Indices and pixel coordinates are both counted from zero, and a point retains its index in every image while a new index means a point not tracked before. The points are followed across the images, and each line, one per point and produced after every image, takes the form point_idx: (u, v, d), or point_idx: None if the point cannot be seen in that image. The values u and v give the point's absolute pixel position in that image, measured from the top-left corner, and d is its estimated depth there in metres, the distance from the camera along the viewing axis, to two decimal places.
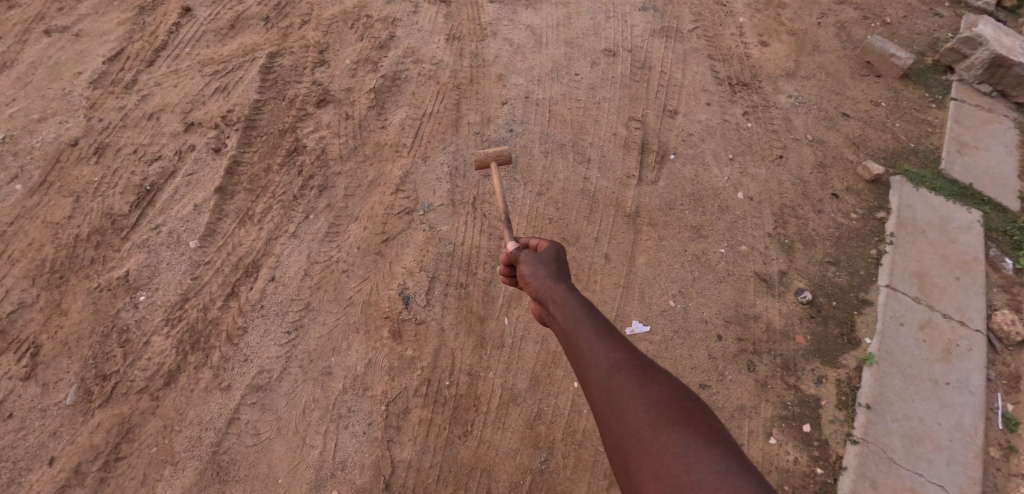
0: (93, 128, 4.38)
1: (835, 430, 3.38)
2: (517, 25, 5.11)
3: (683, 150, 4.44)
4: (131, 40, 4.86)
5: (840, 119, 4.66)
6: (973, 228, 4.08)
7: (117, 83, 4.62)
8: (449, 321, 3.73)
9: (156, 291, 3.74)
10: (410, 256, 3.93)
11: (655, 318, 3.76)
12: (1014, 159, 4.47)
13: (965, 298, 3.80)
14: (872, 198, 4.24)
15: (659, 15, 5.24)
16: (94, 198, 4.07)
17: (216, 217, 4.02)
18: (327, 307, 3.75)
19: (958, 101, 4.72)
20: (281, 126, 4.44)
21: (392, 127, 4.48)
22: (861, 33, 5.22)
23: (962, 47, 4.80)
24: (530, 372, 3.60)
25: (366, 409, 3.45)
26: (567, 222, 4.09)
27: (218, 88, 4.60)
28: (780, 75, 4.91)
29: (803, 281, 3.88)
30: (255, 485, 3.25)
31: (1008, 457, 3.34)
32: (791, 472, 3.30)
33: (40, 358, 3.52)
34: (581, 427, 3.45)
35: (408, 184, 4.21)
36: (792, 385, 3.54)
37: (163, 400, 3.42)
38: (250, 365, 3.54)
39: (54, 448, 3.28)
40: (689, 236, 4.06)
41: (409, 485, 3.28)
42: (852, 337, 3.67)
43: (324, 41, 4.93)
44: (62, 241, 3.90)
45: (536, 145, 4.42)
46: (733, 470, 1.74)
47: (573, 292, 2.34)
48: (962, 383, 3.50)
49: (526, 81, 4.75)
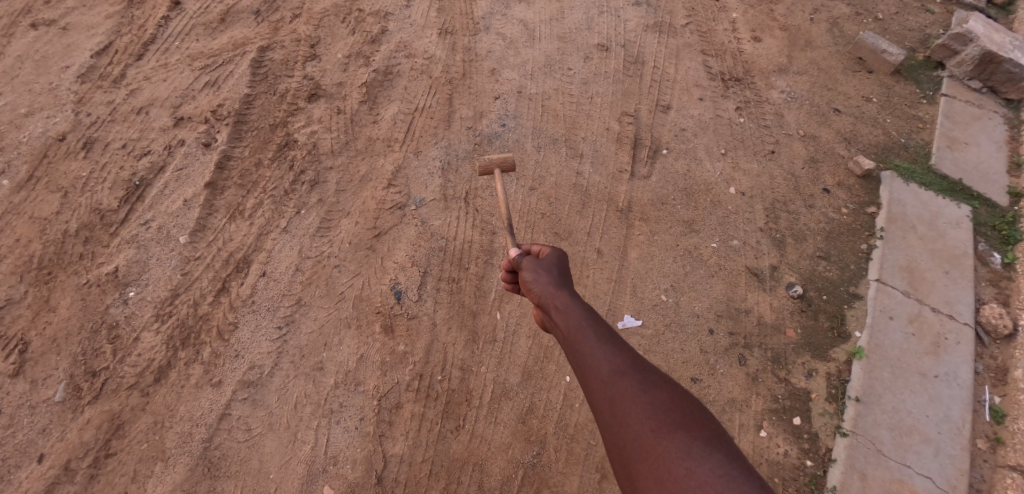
0: (81, 122, 4.34)
1: (824, 423, 3.41)
2: (510, 19, 5.10)
3: (676, 145, 4.45)
4: (119, 33, 4.82)
5: (831, 114, 4.68)
6: (963, 222, 4.11)
7: (106, 77, 4.58)
8: (441, 316, 3.72)
9: (146, 287, 3.72)
10: (402, 252, 3.92)
11: (646, 313, 3.77)
12: (1004, 155, 4.49)
13: (954, 292, 3.83)
14: (862, 193, 4.26)
15: (652, 10, 5.24)
16: (83, 194, 4.03)
17: (206, 212, 4.00)
18: (319, 302, 3.73)
19: (948, 97, 4.75)
20: (272, 120, 4.41)
21: (384, 122, 4.46)
22: (853, 29, 5.23)
23: (953, 44, 4.83)
24: (522, 367, 3.60)
25: (358, 404, 3.45)
26: (559, 217, 4.09)
27: (208, 82, 4.57)
28: (772, 71, 4.92)
29: (794, 275, 3.90)
30: (245, 481, 3.24)
31: (995, 448, 3.38)
32: (781, 464, 3.32)
33: (28, 354, 3.49)
34: (573, 421, 3.46)
35: (400, 180, 4.20)
36: (782, 379, 3.56)
37: (153, 397, 3.40)
38: (241, 361, 3.53)
39: (43, 445, 3.26)
40: (681, 231, 4.07)
41: (402, 480, 3.28)
42: (842, 330, 3.69)
43: (315, 35, 4.90)
44: (50, 236, 3.86)
45: (529, 139, 4.41)
46: (736, 475, 1.74)
47: (576, 299, 2.34)
48: (950, 375, 3.53)
49: (518, 76, 4.74)
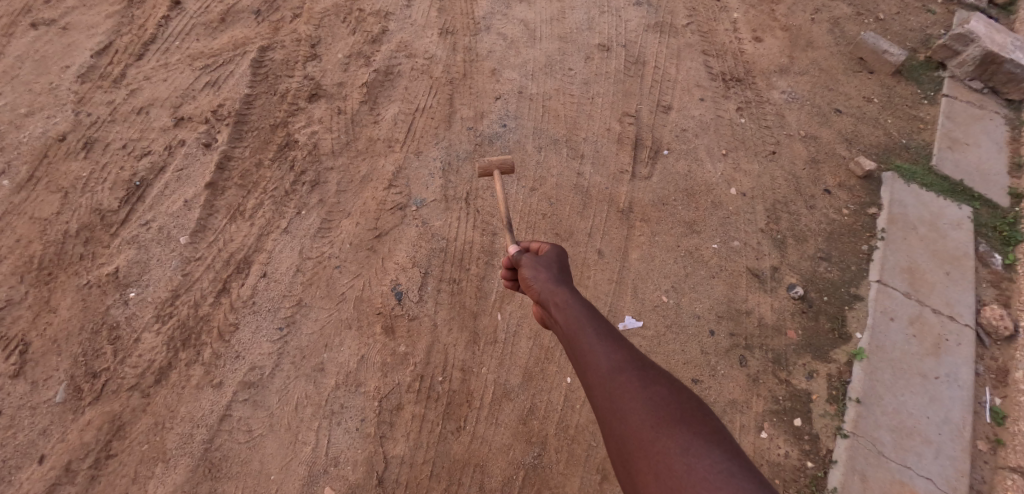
0: (81, 122, 4.34)
1: (825, 424, 3.41)
2: (511, 19, 5.09)
3: (677, 145, 4.44)
4: (120, 33, 4.81)
5: (832, 114, 4.68)
6: (964, 223, 4.11)
7: (106, 77, 4.57)
8: (442, 317, 3.72)
9: (146, 288, 3.72)
10: (402, 252, 3.92)
11: (647, 314, 3.77)
12: (1005, 156, 4.49)
13: (955, 293, 3.83)
14: (863, 193, 4.26)
15: (653, 10, 5.23)
16: (83, 194, 4.03)
17: (206, 213, 3.99)
18: (320, 303, 3.73)
19: (949, 98, 4.74)
20: (272, 120, 4.40)
21: (385, 122, 4.46)
22: (854, 29, 5.22)
23: (954, 44, 4.83)
24: (523, 368, 3.60)
25: (358, 405, 3.45)
26: (560, 218, 4.08)
27: (208, 82, 4.56)
28: (773, 71, 4.91)
29: (795, 276, 3.90)
30: (246, 482, 3.24)
31: (996, 450, 3.39)
32: (782, 466, 3.32)
33: (28, 355, 3.49)
34: (574, 423, 3.46)
35: (401, 180, 4.19)
36: (783, 380, 3.56)
37: (154, 397, 3.40)
38: (242, 362, 3.53)
39: (44, 446, 3.26)
40: (682, 231, 4.07)
41: (402, 482, 3.28)
42: (843, 331, 3.69)
43: (316, 35, 4.89)
44: (50, 237, 3.86)
45: (530, 140, 4.41)
46: (735, 471, 1.74)
47: (576, 295, 2.33)
48: (951, 376, 3.53)
49: (519, 76, 4.74)
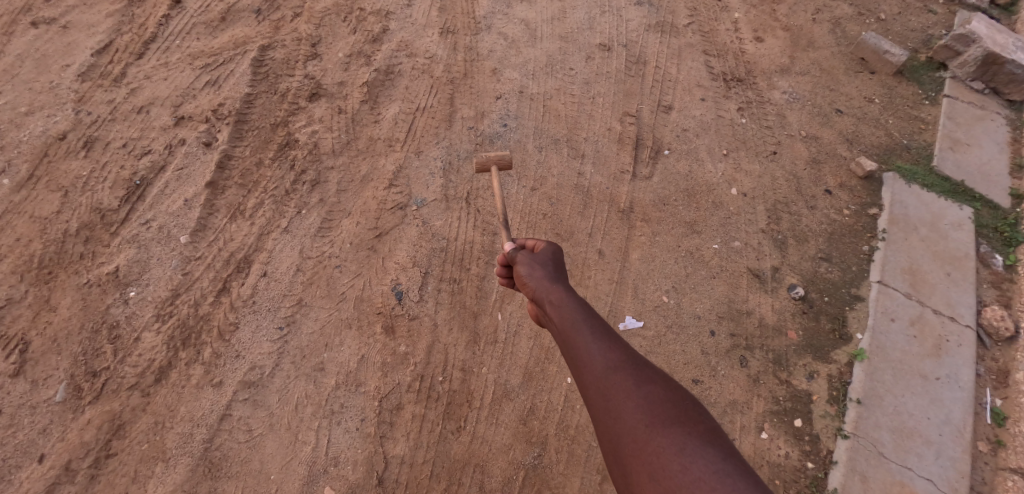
0: (82, 121, 4.33)
1: (826, 425, 3.41)
2: (512, 18, 5.08)
3: (678, 145, 4.44)
4: (120, 32, 4.80)
5: (833, 114, 4.67)
6: (965, 224, 4.10)
7: (106, 76, 4.56)
8: (443, 316, 3.72)
9: (146, 288, 3.71)
10: (403, 252, 3.92)
11: (648, 314, 3.77)
12: (1007, 156, 4.48)
13: (956, 293, 3.82)
14: (864, 194, 4.25)
15: (654, 10, 5.22)
16: (83, 193, 4.02)
17: (207, 212, 3.99)
18: (320, 303, 3.73)
19: (951, 98, 4.74)
20: (273, 119, 4.40)
21: (385, 121, 4.45)
22: (855, 29, 5.22)
23: (956, 44, 4.82)
24: (524, 368, 3.60)
25: (359, 404, 3.45)
26: (561, 218, 4.08)
27: (208, 81, 4.55)
28: (774, 71, 4.90)
29: (795, 277, 3.90)
30: (246, 481, 3.24)
31: (996, 451, 3.38)
32: (783, 466, 3.32)
33: (28, 354, 3.49)
34: (575, 423, 3.46)
35: (401, 180, 4.19)
36: (784, 380, 3.56)
37: (154, 397, 3.40)
38: (242, 362, 3.52)
39: (44, 445, 3.26)
40: (682, 231, 4.06)
41: (402, 482, 3.28)
42: (844, 332, 3.69)
43: (316, 34, 4.88)
44: (51, 236, 3.85)
45: (530, 140, 4.40)
46: (730, 471, 1.74)
47: (571, 293, 2.33)
48: (951, 377, 3.53)
49: (520, 76, 4.73)
